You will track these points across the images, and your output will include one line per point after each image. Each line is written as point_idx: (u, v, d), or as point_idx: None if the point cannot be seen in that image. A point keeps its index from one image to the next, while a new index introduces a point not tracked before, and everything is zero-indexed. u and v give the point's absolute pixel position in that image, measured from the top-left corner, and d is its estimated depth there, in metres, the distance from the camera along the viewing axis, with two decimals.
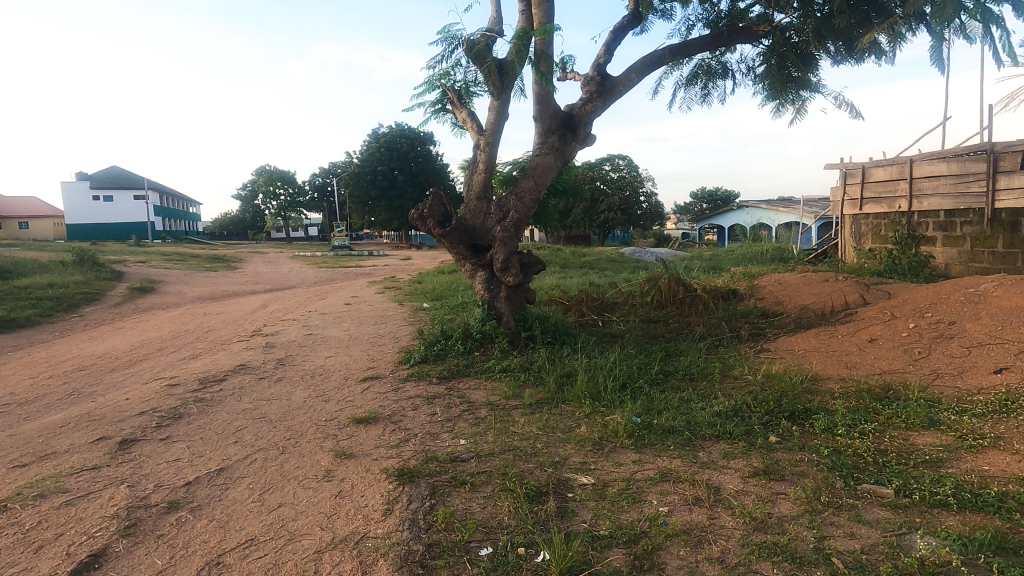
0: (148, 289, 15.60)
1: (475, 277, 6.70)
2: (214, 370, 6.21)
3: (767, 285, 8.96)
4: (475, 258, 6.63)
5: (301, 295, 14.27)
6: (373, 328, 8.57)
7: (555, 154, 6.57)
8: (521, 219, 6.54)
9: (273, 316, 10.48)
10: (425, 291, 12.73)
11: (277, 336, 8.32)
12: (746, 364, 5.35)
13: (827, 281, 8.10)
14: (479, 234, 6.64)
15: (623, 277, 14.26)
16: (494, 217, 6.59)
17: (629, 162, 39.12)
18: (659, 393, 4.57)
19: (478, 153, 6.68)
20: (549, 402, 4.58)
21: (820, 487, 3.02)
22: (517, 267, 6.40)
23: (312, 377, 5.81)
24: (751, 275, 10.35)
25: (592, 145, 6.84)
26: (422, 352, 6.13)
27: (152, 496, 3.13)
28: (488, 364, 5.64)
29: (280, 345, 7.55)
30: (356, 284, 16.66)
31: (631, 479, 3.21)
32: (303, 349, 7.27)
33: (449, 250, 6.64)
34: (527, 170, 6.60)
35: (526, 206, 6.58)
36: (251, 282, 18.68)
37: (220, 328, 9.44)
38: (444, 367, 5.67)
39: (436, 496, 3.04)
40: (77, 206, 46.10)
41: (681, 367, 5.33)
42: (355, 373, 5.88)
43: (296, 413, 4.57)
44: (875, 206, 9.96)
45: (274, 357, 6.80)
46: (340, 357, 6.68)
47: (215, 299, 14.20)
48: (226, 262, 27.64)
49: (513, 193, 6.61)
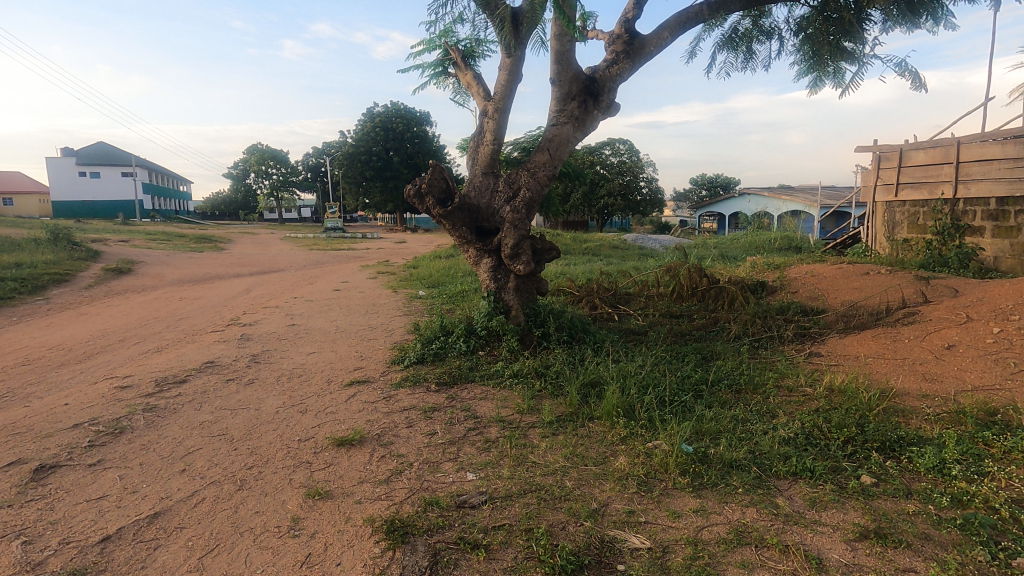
0: (126, 271, 14.61)
1: (480, 265, 5.85)
2: (177, 368, 5.36)
3: (799, 276, 8.16)
4: (480, 243, 5.76)
5: (288, 279, 13.39)
6: (364, 318, 7.74)
7: (576, 124, 5.71)
8: (534, 199, 5.69)
9: (256, 303, 9.59)
10: (421, 278, 11.85)
11: (256, 326, 7.46)
12: (800, 372, 4.56)
13: (869, 276, 7.29)
14: (485, 215, 5.78)
15: (632, 265, 13.46)
16: (503, 195, 5.73)
17: (630, 146, 38.01)
18: (708, 410, 3.76)
19: (486, 121, 5.80)
20: (573, 420, 3.78)
21: (960, 562, 2.23)
22: (529, 253, 5.56)
23: (289, 379, 4.96)
24: (775, 265, 9.56)
25: (616, 114, 5.97)
26: (418, 350, 5.31)
27: (52, 562, 2.31)
28: (495, 367, 4.80)
29: (259, 338, 6.70)
30: (347, 268, 15.76)
31: (699, 542, 2.41)
32: (284, 343, 6.41)
33: (450, 233, 5.76)
34: (542, 142, 5.74)
35: (539, 183, 5.73)
36: (238, 264, 17.74)
37: (195, 316, 8.56)
38: (444, 371, 4.83)
39: (438, 571, 2.23)
40: (63, 182, 44.66)
41: (724, 375, 4.52)
42: (341, 375, 5.04)
43: (265, 430, 3.74)
44: (913, 192, 9.14)
45: (249, 352, 5.95)
46: (324, 354, 5.84)
47: (197, 282, 13.27)
48: (215, 242, 26.60)
49: (526, 169, 5.76)
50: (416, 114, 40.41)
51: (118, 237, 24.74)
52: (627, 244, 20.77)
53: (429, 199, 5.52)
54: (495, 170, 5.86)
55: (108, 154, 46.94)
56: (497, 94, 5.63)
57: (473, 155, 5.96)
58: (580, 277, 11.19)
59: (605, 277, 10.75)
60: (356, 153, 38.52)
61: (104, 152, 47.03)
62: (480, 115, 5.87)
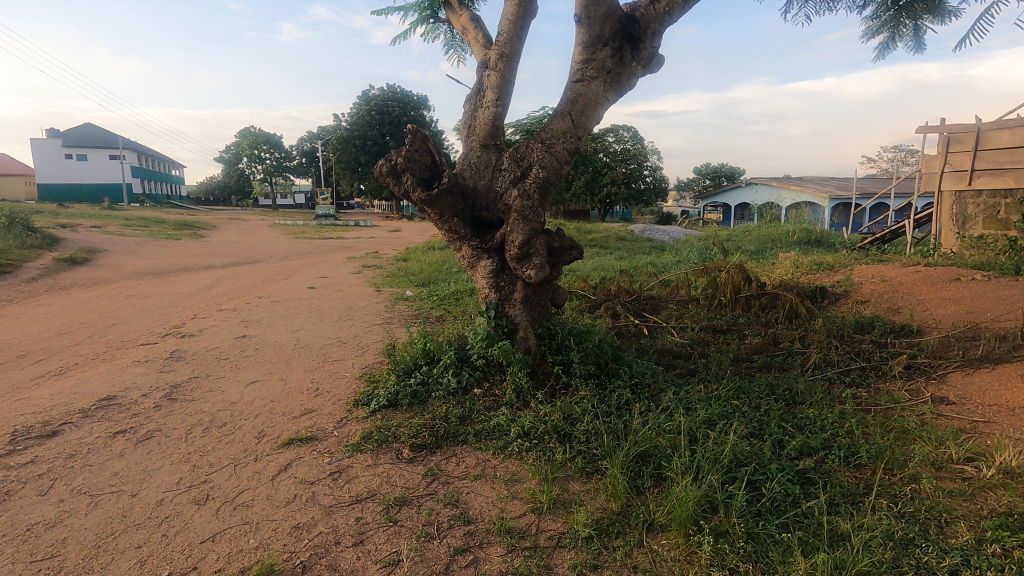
0: (82, 261, 13.03)
1: (476, 269, 4.39)
2: (59, 406, 3.89)
3: (864, 279, 6.74)
4: (478, 239, 4.30)
5: (260, 273, 11.88)
6: (333, 329, 6.31)
7: (608, 80, 4.24)
8: (551, 180, 4.26)
9: (212, 304, 8.09)
10: (409, 274, 10.38)
11: (197, 338, 5.97)
12: (942, 436, 3.12)
13: (961, 284, 5.87)
14: (484, 201, 4.33)
15: (647, 261, 12.03)
16: (508, 174, 4.27)
17: (634, 133, 36.30)
18: (844, 521, 2.34)
19: (486, 75, 4.31)
20: (625, 536, 2.35)
21: None
22: (545, 254, 4.13)
23: (205, 432, 3.50)
24: (824, 265, 8.14)
25: (658, 70, 4.51)
26: (391, 389, 3.86)
27: None
28: (497, 420, 3.37)
29: (192, 356, 5.23)
30: (330, 260, 14.26)
31: None
32: (222, 365, 4.94)
33: (438, 225, 4.29)
34: (563, 104, 4.29)
35: (557, 160, 4.28)
36: (212, 254, 16.19)
37: (130, 322, 7.02)
38: (423, 423, 3.39)
39: None
40: (45, 163, 42.77)
41: (831, 441, 3.10)
42: (280, 424, 3.60)
43: (123, 550, 2.29)
44: (993, 180, 7.69)
45: (169, 381, 4.48)
46: (269, 386, 4.38)
47: (158, 275, 11.70)
48: (199, 230, 24.93)
49: (540, 140, 4.31)
50: (412, 97, 38.59)
51: (93, 221, 23.10)
52: (635, 236, 19.30)
53: (408, 177, 4.02)
54: (498, 142, 4.40)
55: (92, 135, 44.95)
56: (502, 36, 4.14)
57: (468, 121, 4.48)
58: (593, 274, 9.73)
59: (623, 275, 9.28)
60: (350, 137, 36.78)
61: (88, 134, 45.02)
62: (479, 67, 4.37)
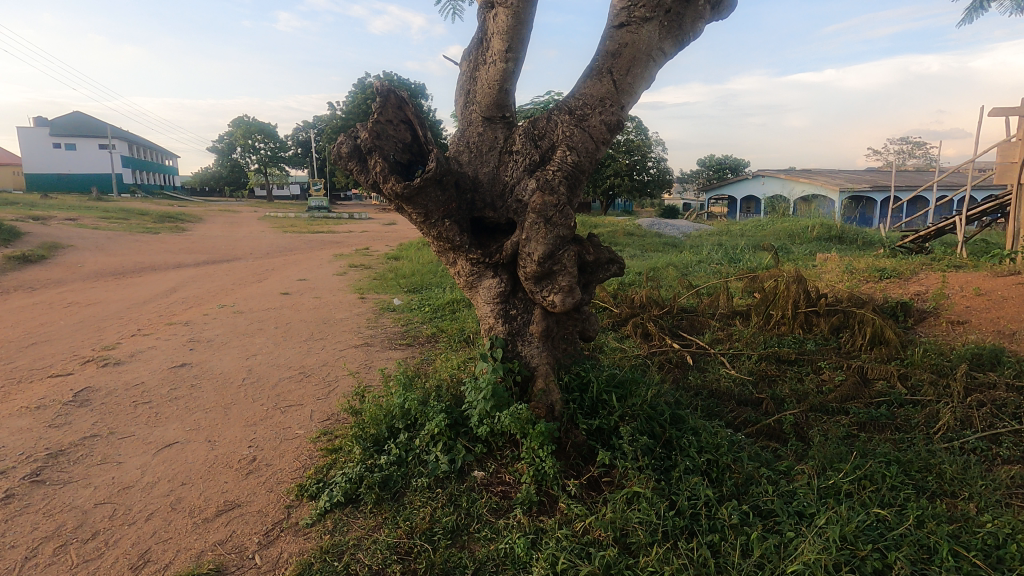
0: (39, 258, 11.68)
1: (477, 291, 3.14)
2: None
3: (951, 291, 5.51)
4: (480, 249, 3.07)
5: (234, 274, 10.61)
6: (299, 354, 5.08)
7: (666, 24, 2.99)
8: (582, 166, 3.04)
9: (163, 316, 6.82)
10: (400, 276, 9.14)
11: (122, 368, 4.72)
12: None
13: None
14: (488, 197, 3.11)
15: (665, 261, 10.79)
16: (522, 159, 3.05)
17: (639, 122, 34.96)
18: None
19: (492, 17, 3.04)
20: None
21: None
22: (575, 272, 2.91)
23: (56, 555, 2.26)
24: (887, 270, 6.90)
25: (729, 15, 3.25)
26: (351, 475, 2.63)
27: None
28: (511, 544, 2.16)
29: (104, 398, 3.98)
30: (316, 258, 13.01)
31: None
32: (136, 415, 3.70)
33: (423, 232, 3.05)
34: (599, 60, 3.05)
35: (591, 138, 3.04)
36: (188, 250, 14.87)
37: (52, 343, 5.75)
38: (394, 550, 2.17)
39: None
40: (31, 153, 41.30)
41: None
42: (178, 538, 2.37)
43: None
44: None
45: (50, 446, 3.23)
46: (186, 454, 3.14)
47: (119, 276, 10.42)
48: (183, 223, 23.55)
49: (567, 111, 3.08)
50: (410, 84, 37.09)
51: (67, 214, 21.71)
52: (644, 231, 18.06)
53: (378, 159, 2.77)
54: (507, 114, 3.15)
55: (78, 123, 43.29)
56: None
57: (466, 85, 3.23)
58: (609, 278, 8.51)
59: (646, 281, 8.03)
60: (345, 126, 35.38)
61: (75, 122, 43.45)
62: (481, 6, 3.08)
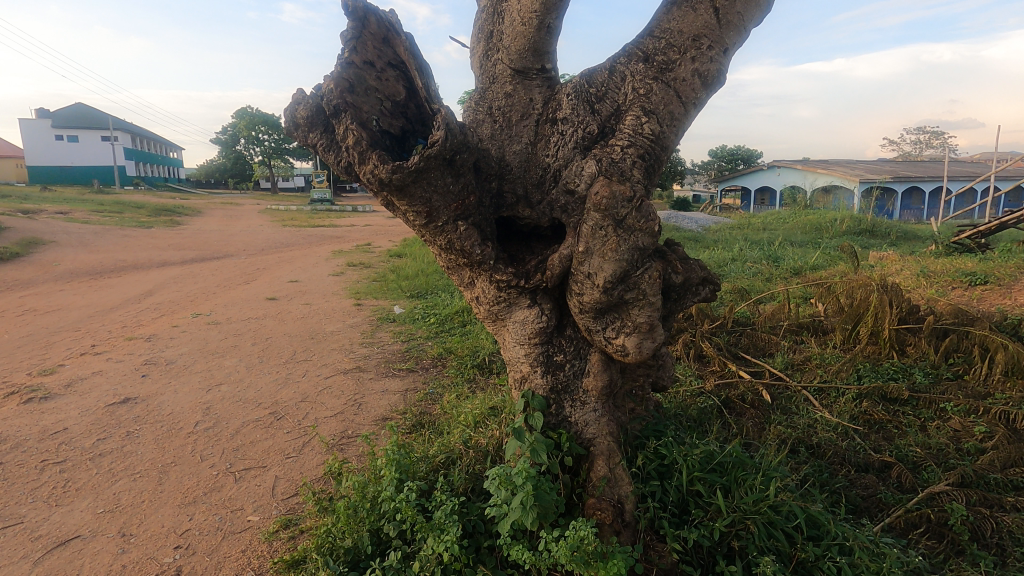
0: (11, 257, 10.68)
1: (506, 327, 2.14)
2: None
3: None
4: (512, 263, 2.08)
5: (220, 273, 9.62)
6: (273, 383, 4.09)
7: None
8: (664, 141, 2.03)
9: (125, 328, 5.83)
10: (401, 277, 8.13)
11: (49, 405, 3.74)
12: None
13: None
14: (521, 187, 2.11)
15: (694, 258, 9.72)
16: (571, 130, 2.03)
17: None
18: None
19: None
20: None
21: None
22: (658, 302, 1.92)
23: None
24: (973, 274, 5.84)
25: None
26: None
27: None
28: None
29: (5, 455, 3.01)
30: (311, 255, 12.00)
31: None
32: (37, 485, 2.72)
33: (426, 239, 2.06)
34: None
35: (675, 97, 2.03)
36: (177, 246, 13.89)
37: None
38: None
39: None
40: (29, 144, 40.46)
41: None
42: None
43: None
44: None
45: None
46: (81, 564, 2.16)
47: (93, 276, 9.45)
48: (178, 216, 22.56)
49: (641, 59, 2.07)
50: None
51: (57, 207, 20.79)
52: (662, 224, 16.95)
53: (353, 125, 1.77)
54: (547, 65, 2.13)
55: (77, 113, 42.36)
56: None
57: (484, 23, 2.20)
58: None
59: None
60: None
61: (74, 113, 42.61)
62: None
